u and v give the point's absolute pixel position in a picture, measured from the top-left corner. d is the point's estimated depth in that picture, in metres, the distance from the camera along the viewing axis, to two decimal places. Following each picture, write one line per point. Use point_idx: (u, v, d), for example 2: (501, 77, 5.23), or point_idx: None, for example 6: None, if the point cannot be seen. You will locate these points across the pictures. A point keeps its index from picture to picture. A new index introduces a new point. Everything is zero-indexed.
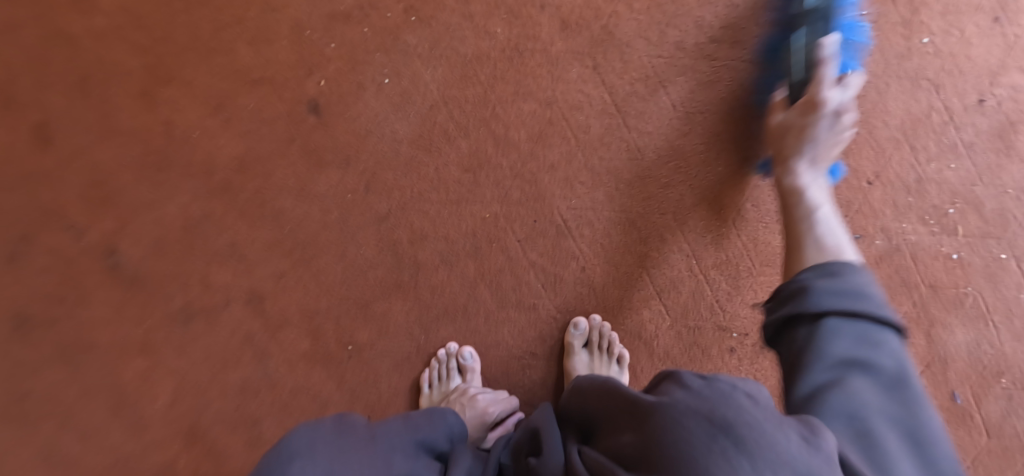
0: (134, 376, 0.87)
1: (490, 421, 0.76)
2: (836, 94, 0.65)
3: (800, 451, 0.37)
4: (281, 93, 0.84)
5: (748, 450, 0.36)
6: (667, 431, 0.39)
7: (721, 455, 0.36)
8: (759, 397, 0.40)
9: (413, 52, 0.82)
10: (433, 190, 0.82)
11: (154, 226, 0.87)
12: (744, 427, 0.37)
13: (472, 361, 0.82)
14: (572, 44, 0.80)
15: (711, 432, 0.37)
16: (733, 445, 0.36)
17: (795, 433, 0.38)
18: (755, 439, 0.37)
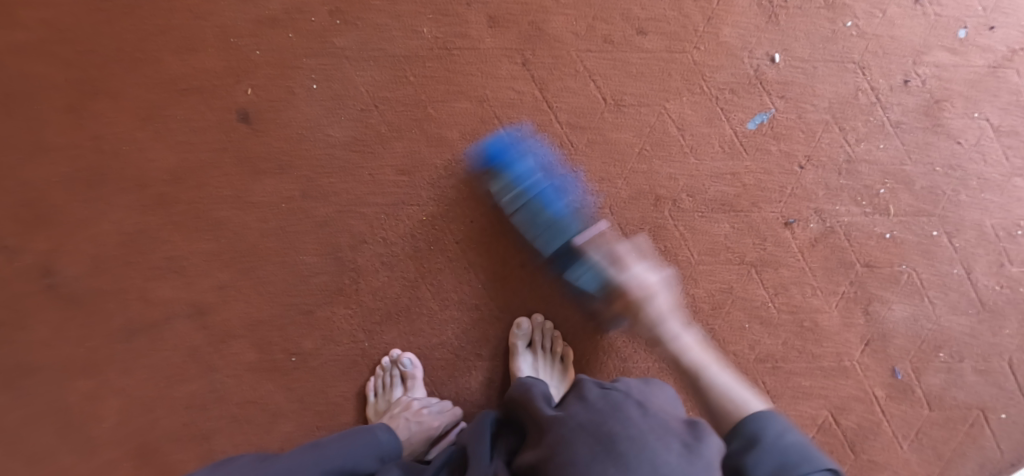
0: (78, 398, 0.86)
1: (434, 434, 0.76)
2: (648, 275, 0.75)
3: (677, 461, 0.45)
4: (211, 102, 0.83)
5: (626, 461, 0.44)
6: (564, 447, 0.46)
7: (601, 471, 0.43)
8: (650, 413, 0.49)
9: (342, 55, 0.81)
10: (370, 195, 0.82)
11: (89, 244, 0.85)
12: (626, 443, 0.45)
13: (411, 370, 0.81)
14: (501, 40, 0.80)
15: (597, 452, 0.45)
16: (613, 460, 0.44)
17: (676, 445, 0.46)
18: (634, 451, 0.44)
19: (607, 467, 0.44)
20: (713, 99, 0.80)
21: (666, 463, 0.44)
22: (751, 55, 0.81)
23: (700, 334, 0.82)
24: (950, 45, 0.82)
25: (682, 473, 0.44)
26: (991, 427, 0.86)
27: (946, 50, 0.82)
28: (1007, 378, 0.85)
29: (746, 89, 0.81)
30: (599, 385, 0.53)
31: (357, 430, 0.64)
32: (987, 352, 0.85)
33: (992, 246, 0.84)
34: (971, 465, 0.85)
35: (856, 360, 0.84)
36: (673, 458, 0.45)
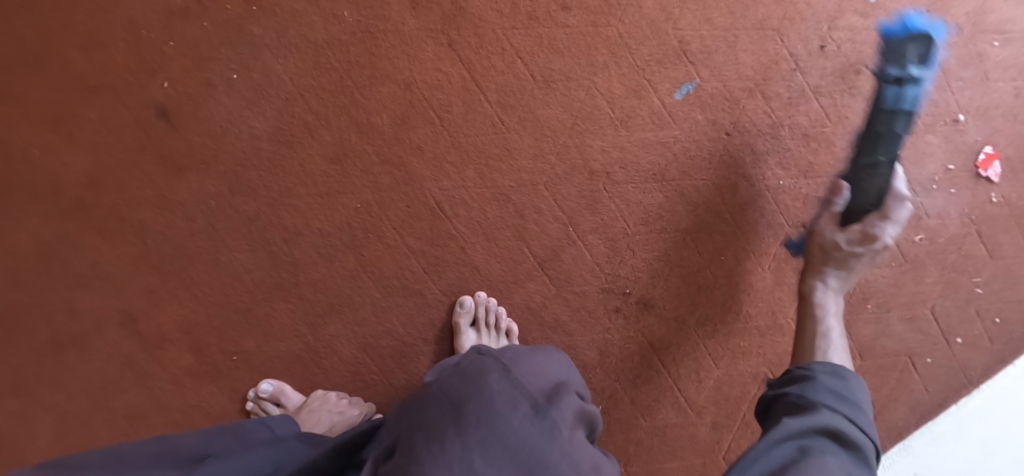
0: (9, 418, 0.83)
1: (357, 420, 0.78)
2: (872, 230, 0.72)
3: (520, 424, 0.47)
4: (124, 98, 0.79)
5: (467, 422, 0.46)
6: (424, 411, 0.49)
7: (442, 434, 0.45)
8: (508, 380, 0.50)
9: (260, 43, 0.78)
10: (300, 186, 0.80)
11: (5, 254, 0.81)
12: (473, 408, 0.47)
13: (275, 387, 0.81)
14: (423, 21, 0.79)
15: (448, 416, 0.47)
16: (457, 424, 0.46)
17: (523, 410, 0.48)
18: (478, 415, 0.46)
19: (448, 430, 0.45)
20: (638, 72, 0.82)
21: (509, 428, 0.46)
22: (674, 26, 0.82)
23: (641, 302, 0.84)
24: (863, 9, 0.85)
25: (520, 438, 0.46)
26: (918, 372, 0.91)
27: (859, 14, 0.85)
28: (930, 324, 0.90)
29: (671, 61, 0.82)
30: (478, 354, 0.55)
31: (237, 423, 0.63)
32: (911, 301, 0.90)
33: (911, 200, 0.88)
34: (902, 407, 0.91)
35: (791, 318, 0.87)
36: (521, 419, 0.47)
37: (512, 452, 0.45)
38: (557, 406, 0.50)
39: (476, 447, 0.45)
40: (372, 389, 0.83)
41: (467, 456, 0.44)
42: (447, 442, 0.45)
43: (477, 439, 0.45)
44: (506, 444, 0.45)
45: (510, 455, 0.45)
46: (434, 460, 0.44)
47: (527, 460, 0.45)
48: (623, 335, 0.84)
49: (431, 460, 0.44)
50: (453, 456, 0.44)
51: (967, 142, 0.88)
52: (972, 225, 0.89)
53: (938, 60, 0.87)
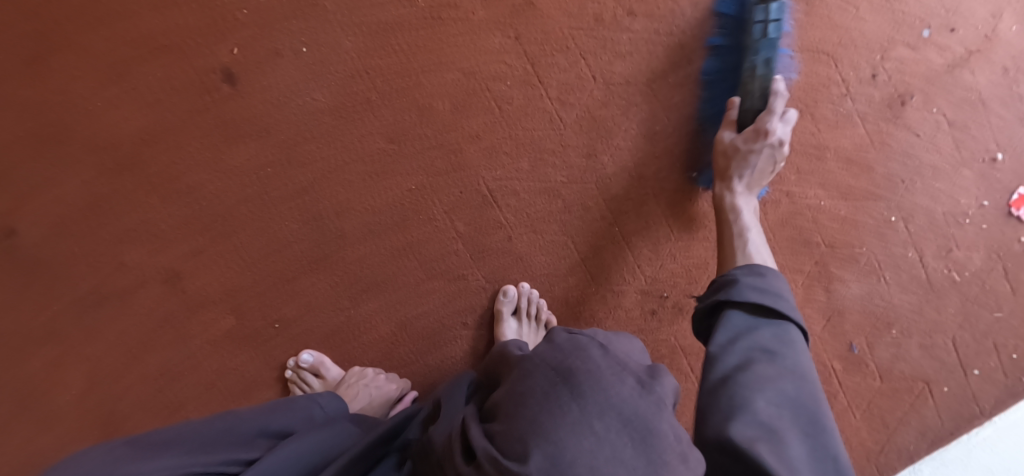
0: (43, 365, 0.84)
1: (393, 396, 0.81)
2: (780, 128, 0.78)
3: (630, 395, 0.45)
4: (190, 60, 0.80)
5: (580, 393, 0.44)
6: (527, 379, 0.47)
7: (557, 400, 0.44)
8: (610, 354, 0.48)
9: (330, 19, 0.79)
10: (356, 162, 0.81)
11: (57, 203, 0.82)
12: (583, 376, 0.45)
13: (316, 360, 0.83)
14: (492, 12, 0.80)
15: (558, 384, 0.45)
16: (570, 392, 0.44)
17: (631, 382, 0.46)
18: (590, 384, 0.45)
19: (562, 397, 0.44)
20: (694, 82, 0.84)
21: (620, 399, 0.44)
22: None
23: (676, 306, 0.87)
24: (913, 42, 0.87)
25: (633, 408, 0.44)
26: (933, 399, 0.93)
27: (909, 47, 0.87)
28: (949, 353, 0.93)
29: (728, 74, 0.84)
30: (568, 331, 0.53)
31: (289, 399, 0.66)
32: (932, 329, 0.92)
33: (942, 232, 0.91)
34: (913, 432, 0.93)
35: (815, 334, 0.91)
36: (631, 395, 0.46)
37: (629, 423, 0.43)
38: (659, 377, 0.48)
39: (592, 415, 0.43)
40: (408, 367, 0.84)
41: (583, 423, 0.42)
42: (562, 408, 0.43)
43: (593, 409, 0.43)
44: (620, 414, 0.43)
45: (626, 426, 0.43)
46: (553, 424, 0.42)
47: (644, 432, 0.43)
48: (655, 335, 0.88)
49: (548, 424, 0.42)
50: (572, 422, 0.42)
51: (1000, 181, 0.90)
52: (997, 261, 0.91)
53: (981, 99, 0.89)
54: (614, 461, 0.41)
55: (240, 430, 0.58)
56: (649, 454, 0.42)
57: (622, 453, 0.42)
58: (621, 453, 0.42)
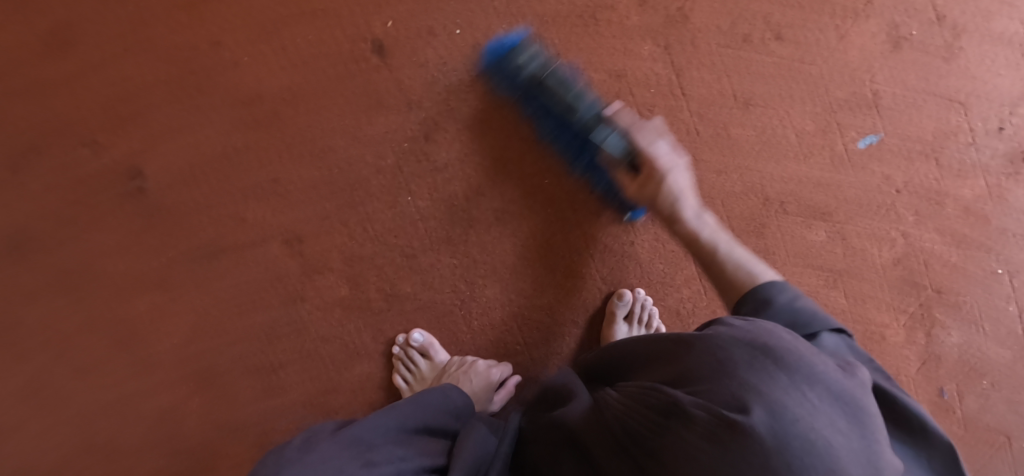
0: (147, 310, 0.84)
1: (493, 380, 0.81)
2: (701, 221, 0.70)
3: (835, 374, 0.44)
4: (343, 27, 0.80)
5: (788, 366, 0.42)
6: (721, 350, 0.45)
7: (764, 370, 0.42)
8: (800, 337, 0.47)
9: (489, 5, 0.80)
10: (494, 149, 0.82)
11: (189, 152, 0.82)
12: (786, 351, 0.44)
13: (427, 340, 0.83)
14: (647, 20, 0.81)
15: (759, 353, 0.43)
16: (776, 362, 0.42)
17: (830, 364, 0.45)
18: (795, 359, 0.43)
19: (770, 365, 0.42)
20: (830, 113, 0.85)
21: (828, 375, 0.43)
22: (871, 78, 0.85)
23: None
24: None
25: (842, 385, 0.43)
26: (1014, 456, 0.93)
27: None
28: None
29: (861, 110, 0.85)
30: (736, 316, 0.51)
31: (427, 392, 0.69)
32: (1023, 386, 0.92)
33: None
34: None
35: (909, 376, 0.91)
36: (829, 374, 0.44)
37: (840, 397, 0.42)
38: (852, 360, 0.47)
39: (806, 382, 0.41)
40: (514, 358, 0.85)
41: (799, 389, 0.41)
42: (776, 374, 0.42)
43: (805, 378, 0.42)
44: (831, 388, 0.42)
45: (838, 400, 0.42)
46: (768, 388, 0.41)
47: (855, 407, 0.42)
48: None
49: (764, 386, 0.41)
50: (786, 387, 0.41)
51: None
52: None
53: None
54: (836, 429, 0.40)
55: (398, 426, 0.63)
56: (862, 428, 0.41)
57: (840, 423, 0.41)
58: (840, 425, 0.40)
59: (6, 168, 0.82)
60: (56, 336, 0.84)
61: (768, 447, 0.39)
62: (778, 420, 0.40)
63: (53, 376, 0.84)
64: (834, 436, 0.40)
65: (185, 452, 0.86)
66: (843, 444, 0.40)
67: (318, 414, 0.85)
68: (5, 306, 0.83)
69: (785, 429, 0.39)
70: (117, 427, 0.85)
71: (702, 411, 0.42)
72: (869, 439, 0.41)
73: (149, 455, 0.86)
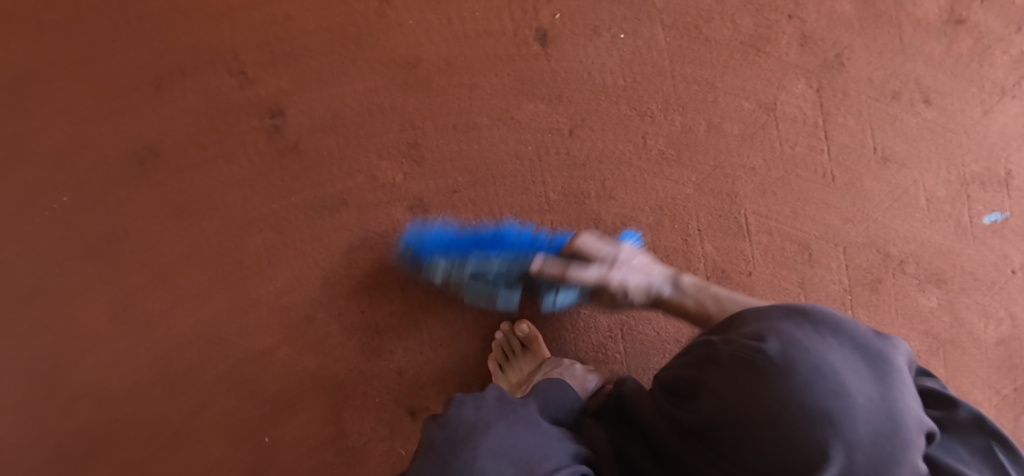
0: (256, 249, 0.84)
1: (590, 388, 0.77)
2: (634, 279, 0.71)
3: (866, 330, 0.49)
4: (512, 9, 0.81)
5: (813, 320, 0.49)
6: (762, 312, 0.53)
7: (791, 320, 0.50)
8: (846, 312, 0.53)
9: (656, 17, 0.82)
10: (633, 156, 0.83)
11: (334, 101, 0.82)
12: (816, 310, 0.51)
13: (532, 333, 0.84)
14: (805, 60, 0.83)
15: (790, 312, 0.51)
16: (802, 316, 0.50)
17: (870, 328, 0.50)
18: (822, 316, 0.50)
19: (798, 318, 0.50)
20: (962, 184, 0.86)
21: (853, 329, 0.49)
22: (1007, 156, 0.86)
23: None
24: None
25: (869, 339, 0.48)
26: None
27: None
28: None
29: (993, 187, 0.86)
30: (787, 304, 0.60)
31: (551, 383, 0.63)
32: None
33: None
34: None
35: None
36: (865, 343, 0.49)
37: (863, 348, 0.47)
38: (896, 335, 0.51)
39: (827, 332, 0.48)
40: (611, 365, 0.84)
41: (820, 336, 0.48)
42: (797, 324, 0.49)
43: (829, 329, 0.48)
44: (853, 339, 0.48)
45: (857, 347, 0.47)
46: (791, 332, 0.48)
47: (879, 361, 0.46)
48: None
49: (787, 330, 0.48)
50: (806, 332, 0.48)
51: None
52: None
53: None
54: (848, 365, 0.46)
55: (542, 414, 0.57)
56: (880, 373, 0.46)
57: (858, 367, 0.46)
58: (853, 363, 0.46)
59: (154, 85, 0.83)
60: (164, 258, 0.85)
61: (777, 367, 0.45)
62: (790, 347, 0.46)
63: (151, 295, 0.85)
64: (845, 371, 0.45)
65: (264, 397, 0.86)
66: (853, 378, 0.45)
67: (407, 382, 0.86)
68: (122, 218, 0.84)
69: (794, 356, 0.46)
70: (202, 358, 0.85)
71: (730, 349, 0.50)
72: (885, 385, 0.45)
73: (227, 393, 0.86)
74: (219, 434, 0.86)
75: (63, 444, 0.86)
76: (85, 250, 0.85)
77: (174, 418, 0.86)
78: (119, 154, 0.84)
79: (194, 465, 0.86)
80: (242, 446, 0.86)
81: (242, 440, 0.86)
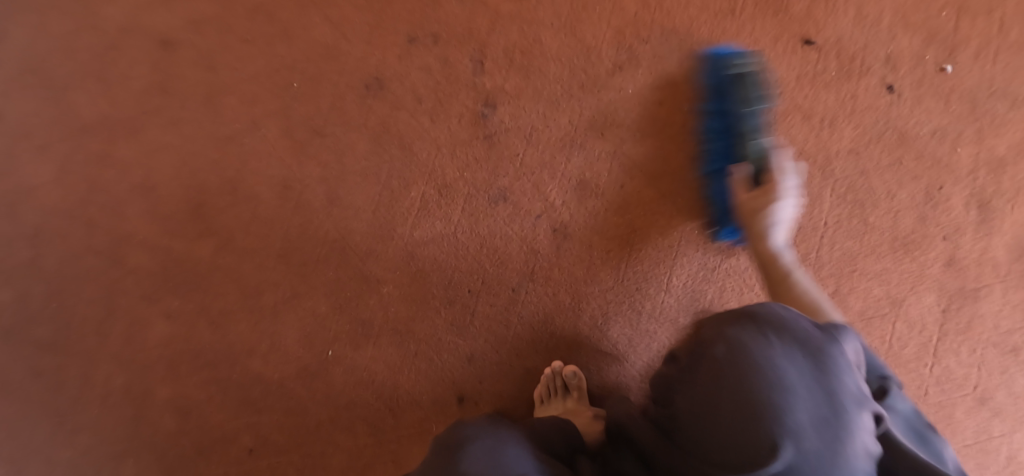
0: (415, 197, 0.94)
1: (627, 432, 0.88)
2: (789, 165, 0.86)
3: (816, 397, 0.56)
4: (715, 119, 0.92)
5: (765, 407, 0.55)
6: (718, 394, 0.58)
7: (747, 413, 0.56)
8: (780, 348, 0.59)
9: (831, 183, 0.91)
10: (757, 283, 0.91)
11: (538, 117, 0.94)
12: (767, 380, 0.57)
13: (577, 380, 0.89)
14: (944, 281, 0.89)
15: (743, 318, 0.63)
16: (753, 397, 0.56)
17: (802, 364, 0.58)
18: (766, 391, 0.56)
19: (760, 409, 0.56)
20: None
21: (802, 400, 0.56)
22: None
23: None
24: None
25: (818, 406, 0.55)
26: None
27: None
28: None
29: None
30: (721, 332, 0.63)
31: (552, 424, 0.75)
32: None
33: None
34: None
35: None
36: (796, 327, 0.62)
37: (801, 340, 0.60)
38: (819, 350, 0.59)
39: (792, 428, 0.54)
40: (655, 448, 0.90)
41: (765, 336, 0.60)
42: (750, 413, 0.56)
43: (772, 326, 0.61)
44: (812, 417, 0.55)
45: (817, 423, 0.55)
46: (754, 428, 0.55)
47: (817, 355, 0.59)
48: None
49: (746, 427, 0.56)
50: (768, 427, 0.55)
51: None
52: None
53: None
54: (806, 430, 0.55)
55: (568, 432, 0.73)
56: (833, 440, 0.54)
57: (799, 360, 0.58)
58: (815, 434, 0.54)
59: (407, 38, 0.97)
60: (341, 166, 0.96)
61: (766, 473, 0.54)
62: (738, 350, 0.60)
63: (312, 189, 0.96)
64: (796, 377, 0.57)
65: (352, 318, 0.93)
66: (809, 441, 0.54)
67: (474, 371, 0.92)
68: (328, 121, 0.97)
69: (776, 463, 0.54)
70: (320, 260, 0.94)
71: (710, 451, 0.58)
72: (827, 379, 0.57)
73: (323, 298, 0.94)
74: (297, 327, 0.93)
75: (176, 266, 0.96)
76: (286, 130, 0.98)
77: (270, 295, 0.94)
78: (352, 72, 0.98)
79: (263, 341, 0.94)
80: (310, 349, 0.93)
81: (313, 343, 0.93)
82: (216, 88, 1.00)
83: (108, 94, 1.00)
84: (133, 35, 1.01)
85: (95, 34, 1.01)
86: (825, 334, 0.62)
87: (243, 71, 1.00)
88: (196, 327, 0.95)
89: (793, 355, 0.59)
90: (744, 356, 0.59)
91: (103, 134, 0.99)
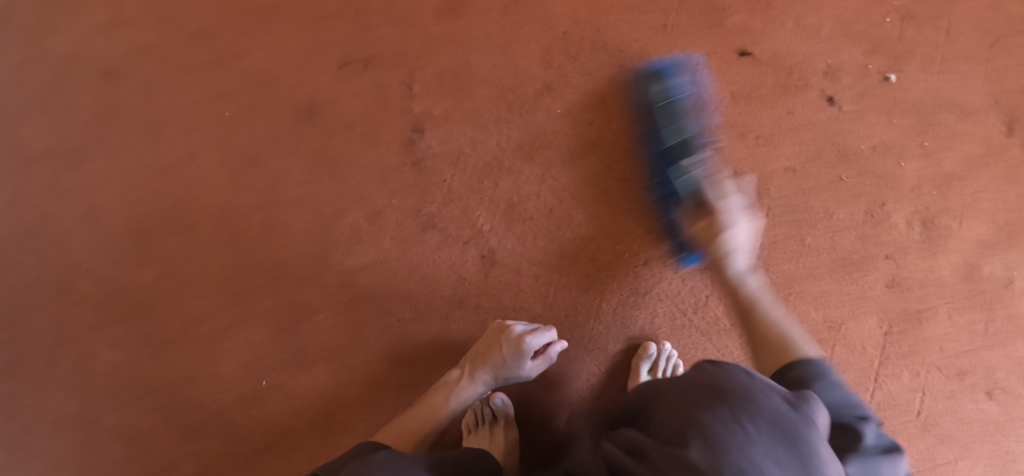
0: (347, 224, 0.95)
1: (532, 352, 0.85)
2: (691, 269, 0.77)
3: None
4: (646, 139, 0.90)
5: None
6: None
7: None
8: (755, 439, 0.49)
9: (766, 203, 0.87)
10: (690, 307, 0.89)
11: (467, 142, 0.93)
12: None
13: (504, 408, 0.89)
14: (886, 303, 0.85)
15: (709, 401, 0.54)
16: None
17: (784, 460, 0.48)
18: None
19: None
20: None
21: None
22: None
23: None
24: None
25: None
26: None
27: None
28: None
29: None
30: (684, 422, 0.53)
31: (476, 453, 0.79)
32: None
33: None
34: None
35: None
36: (768, 407, 0.52)
37: (779, 427, 0.50)
38: (798, 434, 0.50)
39: None
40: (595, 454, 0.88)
41: (740, 426, 0.50)
42: None
43: (745, 412, 0.52)
44: None
45: None
46: None
47: (799, 445, 0.49)
48: None
49: None
50: None
51: None
52: None
53: None
54: None
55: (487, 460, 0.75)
56: None
57: (781, 455, 0.48)
58: None
59: (338, 63, 0.97)
60: (275, 194, 0.97)
61: None
62: (712, 450, 0.49)
63: (248, 218, 0.97)
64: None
65: (287, 345, 0.94)
66: None
67: (406, 398, 0.92)
68: (262, 149, 0.98)
69: None
70: (257, 289, 0.95)
71: None
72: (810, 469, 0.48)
73: (259, 326, 0.95)
74: (234, 355, 0.95)
75: (120, 295, 0.98)
76: (222, 159, 0.98)
77: (208, 324, 0.96)
78: (286, 99, 0.98)
79: (203, 369, 0.95)
80: (248, 377, 0.94)
81: (250, 372, 0.94)
82: (155, 117, 1.01)
83: (54, 125, 1.02)
84: (76, 66, 1.02)
85: (40, 67, 1.03)
86: (802, 413, 0.53)
87: (180, 100, 1.00)
88: (140, 354, 0.96)
89: (771, 447, 0.49)
90: (716, 457, 0.49)
91: (49, 165, 1.01)
